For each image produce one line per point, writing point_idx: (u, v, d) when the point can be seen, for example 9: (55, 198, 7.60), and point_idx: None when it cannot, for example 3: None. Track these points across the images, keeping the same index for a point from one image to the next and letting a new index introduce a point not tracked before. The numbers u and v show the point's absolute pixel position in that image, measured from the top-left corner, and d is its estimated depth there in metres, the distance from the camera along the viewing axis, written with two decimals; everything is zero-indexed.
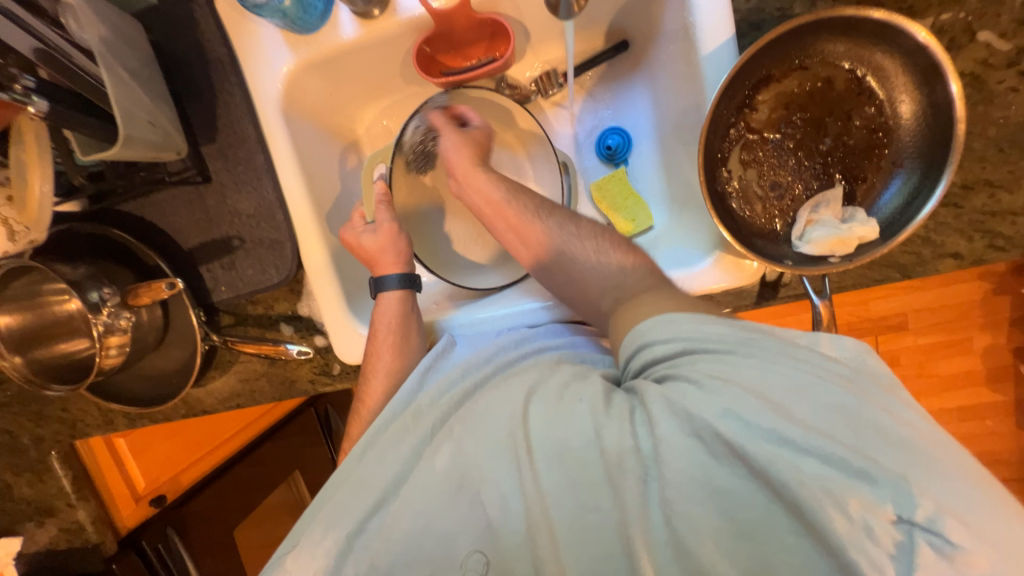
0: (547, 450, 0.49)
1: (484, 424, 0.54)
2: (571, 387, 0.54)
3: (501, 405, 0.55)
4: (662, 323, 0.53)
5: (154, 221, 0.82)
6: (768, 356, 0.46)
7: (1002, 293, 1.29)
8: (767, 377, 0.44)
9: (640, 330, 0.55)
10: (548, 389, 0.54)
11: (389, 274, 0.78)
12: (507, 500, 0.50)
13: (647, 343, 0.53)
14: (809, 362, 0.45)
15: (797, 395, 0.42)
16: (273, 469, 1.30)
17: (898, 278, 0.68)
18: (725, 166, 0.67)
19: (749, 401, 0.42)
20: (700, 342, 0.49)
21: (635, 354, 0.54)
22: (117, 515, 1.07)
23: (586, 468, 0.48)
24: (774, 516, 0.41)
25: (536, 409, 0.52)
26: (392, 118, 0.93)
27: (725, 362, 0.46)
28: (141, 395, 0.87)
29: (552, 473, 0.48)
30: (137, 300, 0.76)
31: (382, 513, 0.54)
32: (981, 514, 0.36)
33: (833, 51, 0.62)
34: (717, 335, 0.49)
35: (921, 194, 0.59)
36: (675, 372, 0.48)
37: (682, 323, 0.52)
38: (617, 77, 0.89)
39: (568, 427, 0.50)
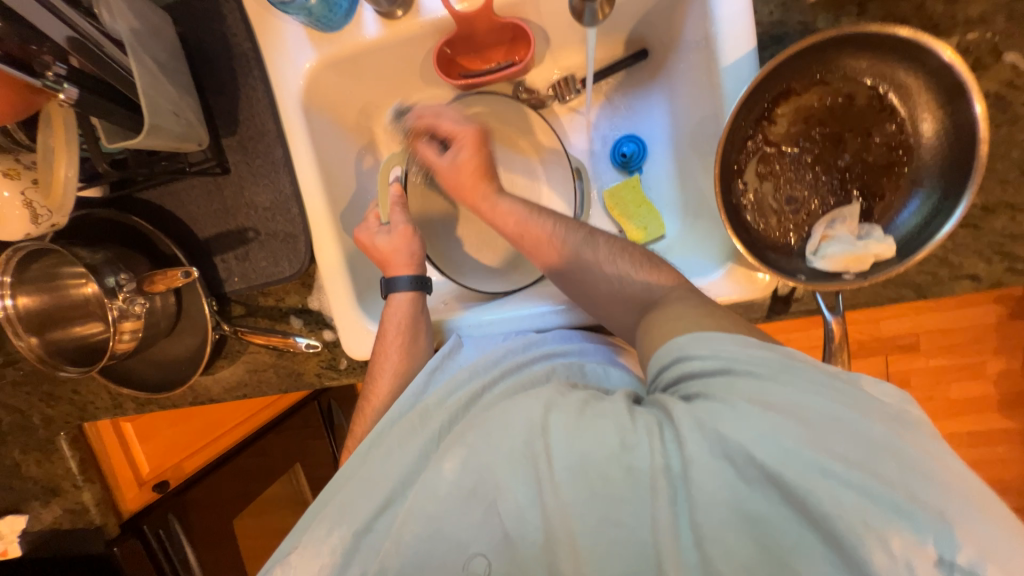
0: (568, 463, 0.48)
1: (501, 432, 0.53)
2: (591, 404, 0.53)
3: (520, 417, 0.53)
4: (699, 341, 0.52)
5: (173, 210, 0.83)
6: (809, 383, 0.46)
7: (1019, 317, 1.27)
8: (807, 405, 0.44)
9: (674, 343, 0.54)
10: (564, 404, 0.53)
11: (401, 276, 0.78)
12: (523, 512, 0.49)
13: (684, 356, 0.53)
14: (846, 390, 0.46)
15: (840, 429, 0.43)
16: (275, 461, 1.31)
17: (912, 298, 0.67)
18: (742, 178, 0.67)
19: (790, 430, 0.42)
20: (739, 362, 0.49)
21: (667, 366, 0.54)
22: (122, 498, 1.09)
23: (608, 479, 0.47)
24: (811, 544, 0.41)
25: (557, 422, 0.51)
26: (410, 117, 0.94)
27: (766, 386, 0.46)
28: (151, 381, 0.88)
29: (573, 487, 0.47)
30: (154, 286, 0.77)
31: (388, 516, 0.55)
32: (1010, 556, 0.38)
33: (856, 67, 0.62)
34: (755, 357, 0.49)
35: (941, 215, 0.58)
36: (709, 391, 0.48)
37: (719, 341, 0.51)
38: (634, 85, 0.89)
39: (590, 439, 0.49)
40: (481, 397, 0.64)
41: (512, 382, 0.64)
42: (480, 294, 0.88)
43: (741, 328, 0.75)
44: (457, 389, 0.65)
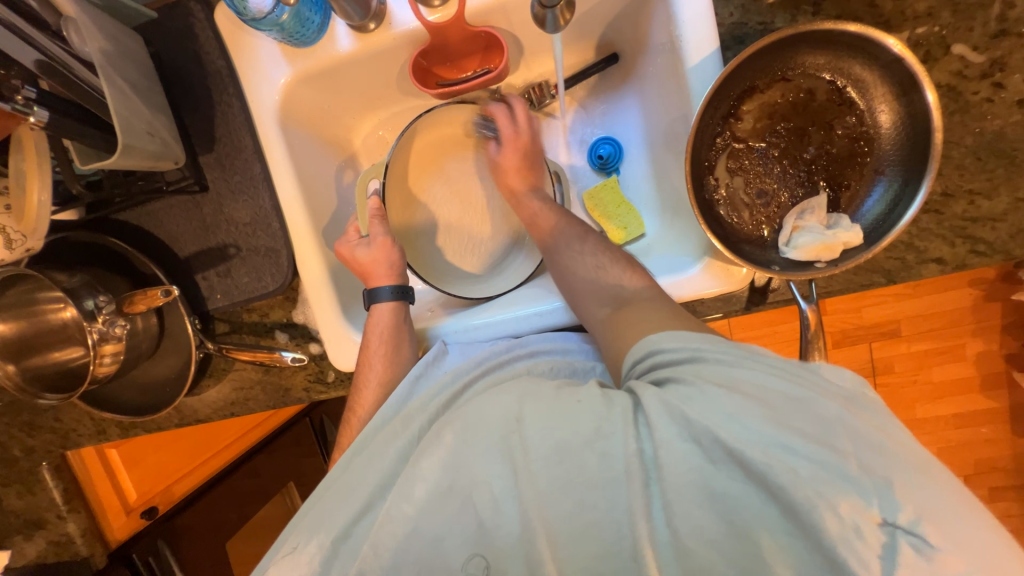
0: (543, 453, 0.49)
1: (477, 427, 0.53)
2: (566, 390, 0.54)
3: (494, 409, 0.54)
4: (671, 337, 0.54)
5: (152, 229, 0.83)
6: (769, 367, 0.48)
7: (993, 300, 1.31)
8: (766, 386, 0.46)
9: (647, 340, 0.56)
10: (540, 394, 0.54)
11: (383, 286, 0.79)
12: (500, 505, 0.50)
13: (656, 349, 0.54)
14: (802, 374, 0.48)
15: (797, 408, 0.44)
16: (266, 482, 1.28)
17: (883, 283, 0.69)
18: (713, 174, 0.69)
19: (750, 408, 0.44)
20: (705, 352, 0.51)
21: (640, 358, 0.55)
22: (108, 527, 1.07)
23: (580, 466, 0.47)
24: (769, 518, 0.42)
25: (530, 411, 0.52)
26: (388, 129, 0.95)
27: (729, 372, 0.48)
28: (134, 405, 0.87)
29: (548, 477, 0.48)
30: (133, 306, 0.76)
31: (367, 521, 0.54)
32: (954, 522, 0.38)
33: (814, 64, 0.64)
34: (720, 350, 0.51)
35: (902, 202, 0.61)
36: (679, 376, 0.49)
37: (687, 336, 0.53)
38: (607, 89, 0.91)
39: (562, 427, 0.49)
40: (460, 398, 0.64)
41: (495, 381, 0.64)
42: (463, 300, 0.88)
43: (722, 321, 0.77)
44: (438, 390, 0.66)
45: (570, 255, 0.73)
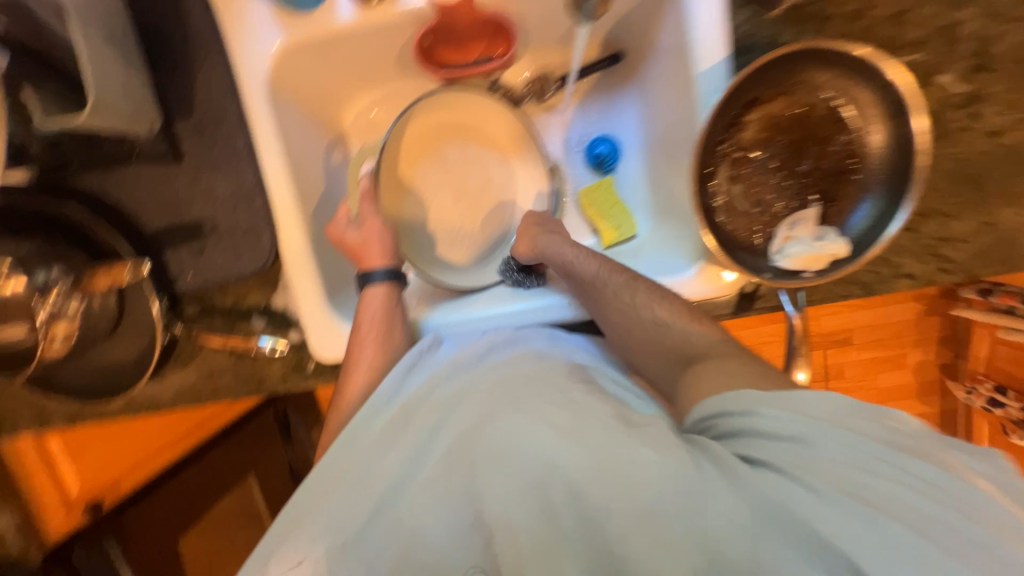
0: (583, 506, 0.48)
1: (510, 462, 0.52)
2: (616, 435, 0.50)
3: (535, 444, 0.52)
4: (776, 400, 0.49)
5: (117, 198, 0.76)
6: (899, 474, 0.43)
7: (933, 313, 1.43)
8: (900, 496, 0.42)
9: (747, 394, 0.51)
10: (590, 440, 0.50)
11: (376, 268, 0.76)
12: (524, 564, 0.49)
13: (752, 412, 0.50)
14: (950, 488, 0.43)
15: (938, 531, 0.41)
16: (223, 475, 1.20)
17: (861, 295, 0.73)
18: (713, 180, 0.71)
19: (876, 521, 0.41)
20: (818, 434, 0.46)
21: (725, 413, 0.52)
22: (47, 523, 1.00)
23: (625, 532, 0.46)
24: None
25: (576, 462, 0.50)
26: (382, 109, 0.91)
27: (848, 465, 0.44)
28: (86, 389, 0.79)
29: (583, 534, 0.48)
30: (93, 283, 0.69)
31: (376, 531, 0.53)
32: None
33: (817, 80, 0.67)
34: (837, 435, 0.46)
35: (885, 219, 0.64)
36: (781, 461, 0.46)
37: (796, 398, 0.49)
38: (608, 88, 0.91)
39: (628, 491, 0.47)
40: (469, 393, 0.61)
41: (509, 381, 0.59)
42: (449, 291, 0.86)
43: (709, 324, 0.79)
44: (451, 402, 0.61)
45: (615, 298, 0.68)
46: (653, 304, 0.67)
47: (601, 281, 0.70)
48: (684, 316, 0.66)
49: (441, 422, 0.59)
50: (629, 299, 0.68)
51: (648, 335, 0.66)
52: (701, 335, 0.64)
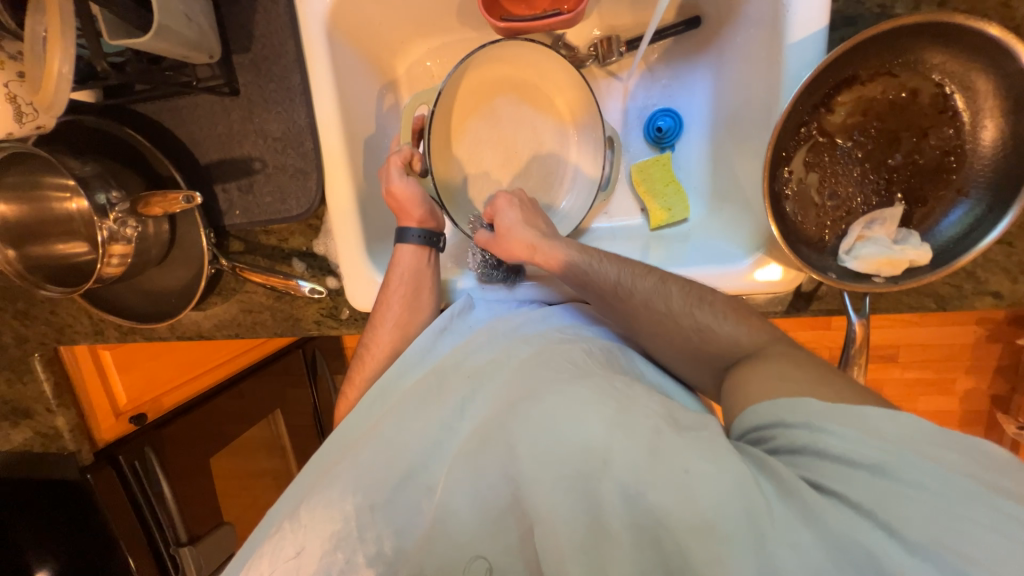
0: (637, 513, 0.42)
1: (546, 445, 0.47)
2: (664, 438, 0.45)
3: (575, 431, 0.47)
4: (840, 415, 0.43)
5: (174, 128, 0.78)
6: (1011, 528, 0.36)
7: (996, 340, 1.31)
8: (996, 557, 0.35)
9: (805, 404, 0.45)
10: (637, 434, 0.45)
11: (411, 229, 0.75)
12: (566, 563, 0.43)
13: (814, 429, 0.43)
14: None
15: None
16: (252, 407, 1.27)
17: (933, 309, 0.67)
18: (788, 165, 0.65)
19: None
20: (900, 466, 0.39)
21: (787, 426, 0.45)
22: (96, 426, 1.04)
23: (677, 549, 0.40)
24: None
25: (619, 454, 0.44)
26: (436, 61, 0.87)
27: (936, 509, 0.37)
28: (138, 310, 0.84)
29: (637, 547, 0.42)
30: (149, 208, 0.71)
31: (406, 496, 0.53)
32: None
33: (928, 62, 0.59)
34: (928, 468, 0.39)
35: (981, 228, 0.57)
36: (858, 497, 0.39)
37: (861, 416, 0.43)
38: (680, 56, 0.84)
39: (685, 504, 0.41)
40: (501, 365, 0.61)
41: (544, 360, 0.58)
42: None
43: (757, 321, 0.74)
44: (486, 379, 0.59)
45: (650, 303, 0.62)
46: (692, 309, 0.60)
47: (625, 289, 0.63)
48: (729, 316, 0.59)
49: (473, 397, 0.58)
50: (663, 309, 0.61)
51: (686, 345, 0.61)
52: (746, 338, 0.58)
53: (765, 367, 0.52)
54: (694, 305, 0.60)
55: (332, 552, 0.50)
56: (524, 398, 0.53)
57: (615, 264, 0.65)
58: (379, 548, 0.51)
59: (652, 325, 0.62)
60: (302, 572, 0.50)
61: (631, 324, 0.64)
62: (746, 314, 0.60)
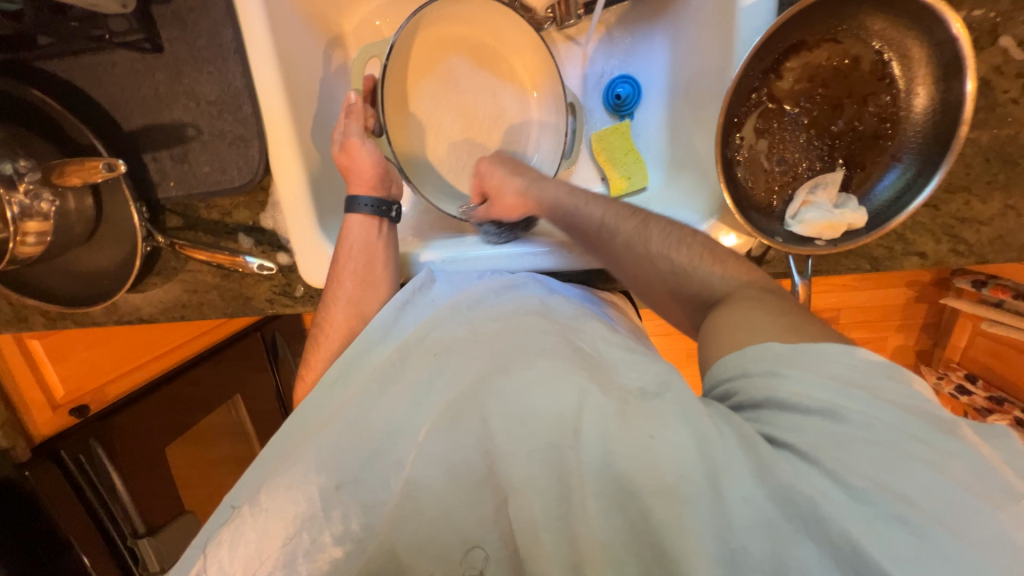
0: (604, 480, 0.43)
1: (517, 418, 0.48)
2: (631, 408, 0.46)
3: (550, 402, 0.47)
4: (795, 364, 0.45)
5: (89, 90, 0.70)
6: (934, 456, 0.38)
7: (922, 300, 1.43)
8: (920, 486, 0.37)
9: (769, 348, 0.47)
10: (602, 403, 0.46)
11: (362, 198, 0.71)
12: (539, 531, 0.44)
13: (774, 373, 0.45)
14: (983, 475, 0.38)
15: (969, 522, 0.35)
16: (209, 394, 1.21)
17: (867, 269, 0.72)
18: (740, 131, 0.66)
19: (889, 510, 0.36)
20: (847, 406, 0.41)
21: (749, 374, 0.47)
22: (32, 422, 0.97)
23: (647, 516, 0.41)
24: None
25: (591, 420, 0.45)
26: (385, 20, 0.83)
27: (877, 451, 0.38)
28: (65, 294, 0.77)
29: (607, 515, 0.43)
30: (65, 179, 0.64)
31: (375, 473, 0.50)
32: None
33: (870, 29, 0.62)
34: (870, 408, 0.41)
35: (912, 189, 0.61)
36: (807, 447, 0.40)
37: (824, 358, 0.44)
38: (638, 20, 0.83)
39: (648, 466, 0.42)
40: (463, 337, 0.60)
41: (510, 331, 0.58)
42: (446, 226, 0.82)
43: None
44: (450, 354, 0.57)
45: (630, 246, 0.63)
46: (669, 252, 0.61)
47: (609, 230, 0.64)
48: (706, 260, 0.60)
49: (442, 370, 0.55)
50: (642, 250, 0.62)
51: (667, 286, 0.61)
52: (721, 279, 0.58)
53: (748, 310, 0.52)
54: (676, 252, 0.61)
55: (297, 535, 0.49)
56: (493, 374, 0.52)
57: (600, 209, 0.67)
58: (346, 526, 0.50)
59: (632, 267, 0.63)
60: (265, 558, 0.49)
61: (608, 262, 0.66)
62: (726, 259, 0.60)
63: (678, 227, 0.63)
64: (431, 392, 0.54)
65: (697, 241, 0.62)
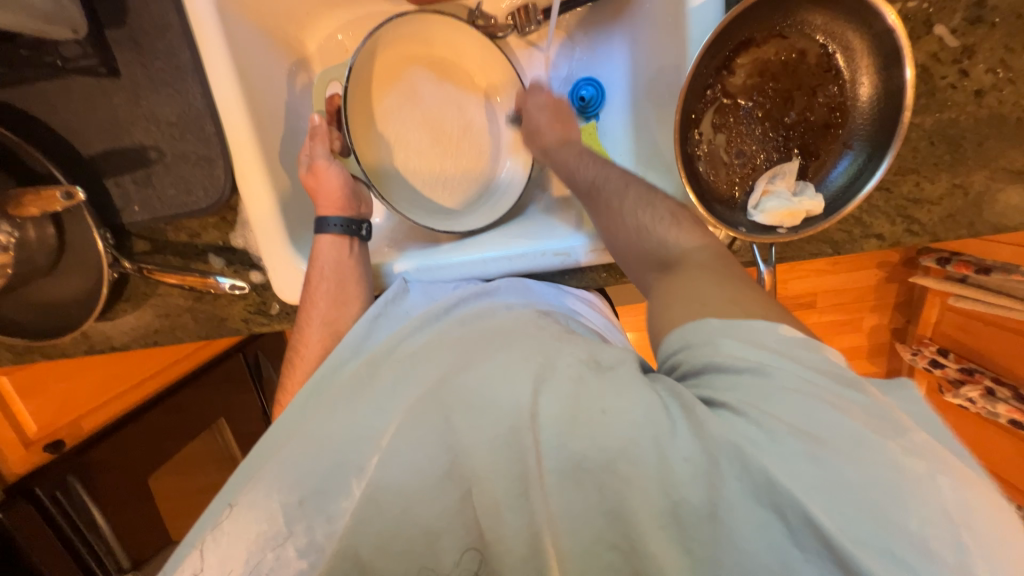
0: (560, 460, 0.43)
1: (477, 408, 0.48)
2: (585, 386, 0.46)
3: (506, 391, 0.48)
4: (728, 332, 0.45)
5: (42, 117, 0.68)
6: (846, 403, 0.40)
7: (893, 280, 1.48)
8: (829, 425, 0.38)
9: (705, 323, 0.46)
10: (559, 381, 0.47)
11: (332, 216, 0.71)
12: (501, 512, 0.45)
13: (714, 343, 0.45)
14: (886, 418, 0.39)
15: (867, 452, 0.37)
16: (191, 420, 1.18)
17: (829, 254, 0.74)
18: (698, 127, 0.68)
19: (802, 450, 0.37)
20: (772, 363, 0.42)
21: (690, 346, 0.47)
22: (4, 461, 0.94)
23: (600, 487, 0.42)
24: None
25: (546, 405, 0.45)
26: (349, 34, 0.83)
27: (795, 400, 0.40)
28: (28, 326, 0.74)
29: (562, 492, 0.43)
30: (23, 209, 0.63)
31: (337, 484, 0.50)
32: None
33: (811, 24, 0.65)
34: (792, 364, 0.42)
35: (864, 173, 0.63)
36: (736, 403, 0.41)
37: (758, 325, 0.45)
38: (597, 24, 0.85)
39: (598, 440, 0.43)
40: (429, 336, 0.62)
41: (477, 335, 0.58)
42: (420, 234, 0.82)
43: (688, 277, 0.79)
44: (420, 360, 0.57)
45: (609, 201, 0.63)
46: (637, 210, 0.60)
47: (597, 185, 0.65)
48: (668, 223, 0.58)
49: (408, 375, 0.56)
50: (617, 204, 0.61)
51: (631, 243, 0.59)
52: (677, 241, 0.56)
53: (695, 281, 0.51)
54: (645, 212, 0.59)
55: (260, 550, 0.49)
56: (458, 368, 0.53)
57: (596, 165, 0.67)
58: (310, 538, 0.49)
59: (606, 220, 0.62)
60: None
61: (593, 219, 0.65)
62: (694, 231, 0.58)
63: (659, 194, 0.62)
64: (397, 395, 0.54)
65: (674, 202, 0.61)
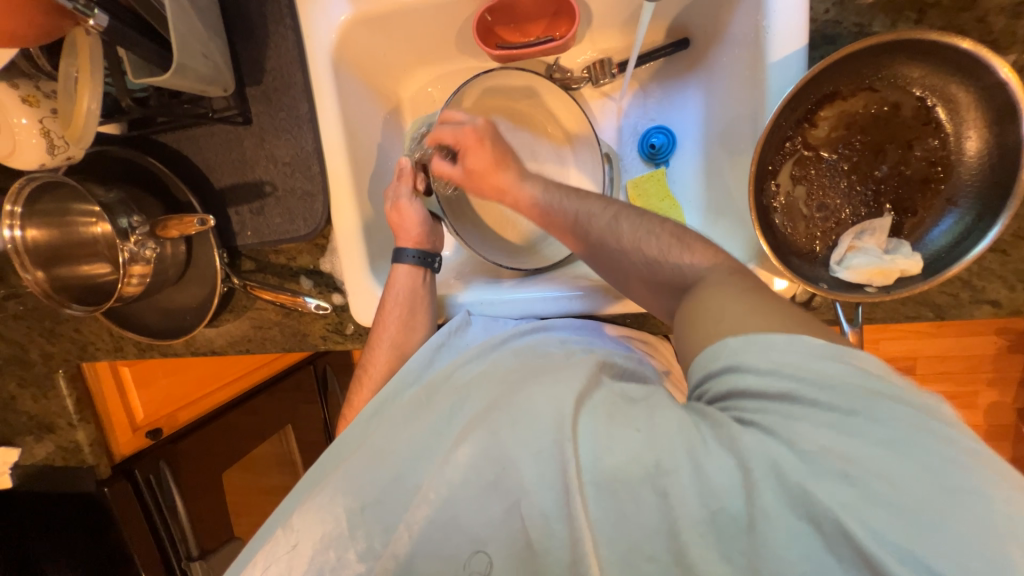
0: (599, 476, 0.44)
1: (523, 424, 0.49)
2: (623, 409, 0.48)
3: (549, 408, 0.49)
4: (756, 346, 0.44)
5: (191, 156, 0.83)
6: (895, 424, 0.38)
7: (1017, 351, 1.28)
8: (865, 445, 0.38)
9: (722, 345, 0.47)
10: (596, 404, 0.49)
11: (408, 249, 0.78)
12: (550, 523, 0.45)
13: (736, 366, 0.45)
14: (925, 440, 0.37)
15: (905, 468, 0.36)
16: (265, 422, 1.30)
17: (930, 318, 0.67)
18: (775, 179, 0.66)
19: (837, 466, 0.37)
20: (802, 378, 0.41)
21: (713, 372, 0.47)
22: (115, 442, 1.05)
23: (637, 499, 0.43)
24: None
25: (585, 424, 0.47)
26: (438, 87, 0.92)
27: (827, 419, 0.39)
28: (154, 326, 0.88)
29: (602, 507, 0.44)
30: (166, 231, 0.76)
31: (395, 500, 0.52)
32: None
33: (907, 76, 0.61)
34: (829, 380, 0.41)
35: (973, 234, 0.58)
36: (761, 420, 0.41)
37: (770, 347, 0.44)
38: (671, 75, 0.86)
39: (632, 454, 0.44)
40: (489, 352, 0.67)
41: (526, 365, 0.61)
42: (483, 269, 0.85)
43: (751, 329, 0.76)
44: (475, 388, 0.60)
45: (602, 239, 0.64)
46: (639, 243, 0.62)
47: (582, 224, 0.66)
48: (674, 249, 0.60)
49: (463, 401, 0.58)
50: (614, 245, 0.63)
51: (644, 274, 0.62)
52: (692, 265, 0.58)
53: None
54: (651, 243, 0.61)
55: (324, 551, 0.52)
56: (510, 391, 0.55)
57: (569, 201, 0.68)
58: (369, 544, 0.51)
59: (605, 255, 0.64)
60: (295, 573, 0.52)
61: (586, 255, 0.67)
62: (694, 242, 0.60)
63: (668, 227, 0.63)
64: (453, 415, 0.57)
65: (669, 228, 0.62)
